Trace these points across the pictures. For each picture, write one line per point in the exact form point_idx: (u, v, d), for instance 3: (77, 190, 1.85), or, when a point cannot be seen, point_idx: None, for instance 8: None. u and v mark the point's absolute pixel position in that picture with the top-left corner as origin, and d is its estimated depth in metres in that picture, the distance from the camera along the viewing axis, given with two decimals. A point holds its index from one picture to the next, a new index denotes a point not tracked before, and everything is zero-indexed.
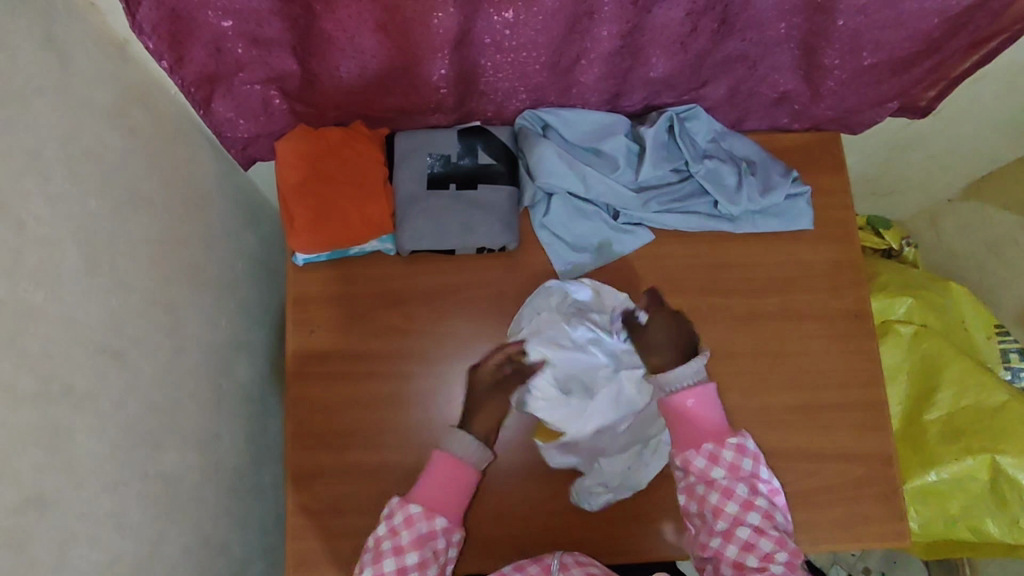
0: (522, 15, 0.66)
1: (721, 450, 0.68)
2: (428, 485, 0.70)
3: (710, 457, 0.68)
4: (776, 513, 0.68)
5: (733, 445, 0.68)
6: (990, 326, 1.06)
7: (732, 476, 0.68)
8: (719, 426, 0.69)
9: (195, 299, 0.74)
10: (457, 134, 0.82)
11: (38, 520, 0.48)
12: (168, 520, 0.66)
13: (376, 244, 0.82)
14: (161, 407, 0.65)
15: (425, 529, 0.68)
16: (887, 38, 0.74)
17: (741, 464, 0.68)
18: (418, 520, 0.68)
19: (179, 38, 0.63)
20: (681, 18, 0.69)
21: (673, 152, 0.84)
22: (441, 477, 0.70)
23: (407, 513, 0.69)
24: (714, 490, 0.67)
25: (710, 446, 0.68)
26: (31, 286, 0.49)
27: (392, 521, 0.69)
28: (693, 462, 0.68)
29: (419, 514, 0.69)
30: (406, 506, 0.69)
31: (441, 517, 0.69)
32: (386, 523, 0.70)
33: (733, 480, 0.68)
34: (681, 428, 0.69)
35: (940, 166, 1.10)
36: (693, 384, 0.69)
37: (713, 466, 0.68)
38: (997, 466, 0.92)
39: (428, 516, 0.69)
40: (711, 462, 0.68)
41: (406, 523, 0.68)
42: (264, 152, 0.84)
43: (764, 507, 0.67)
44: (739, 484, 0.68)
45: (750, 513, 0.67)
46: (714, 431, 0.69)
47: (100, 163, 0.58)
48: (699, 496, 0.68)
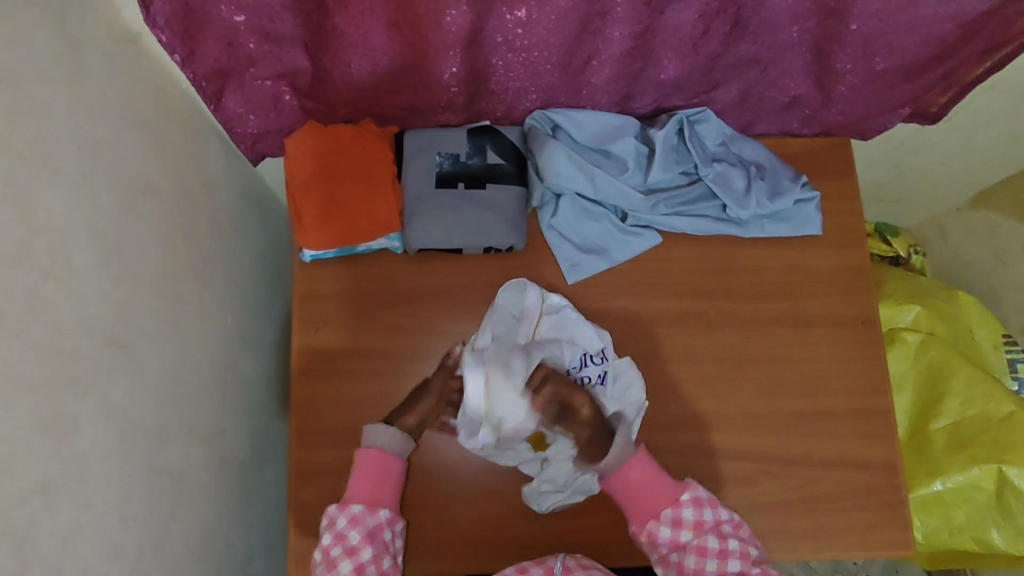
0: (534, 15, 0.66)
1: (680, 512, 0.70)
2: (361, 484, 0.73)
3: (671, 522, 0.70)
4: (750, 547, 0.71)
5: (688, 501, 0.71)
6: (998, 335, 1.05)
7: (697, 532, 0.70)
8: (671, 488, 0.72)
9: (202, 293, 0.74)
10: (466, 134, 0.82)
11: (44, 510, 0.48)
12: (171, 514, 0.66)
13: (383, 242, 0.82)
14: (167, 401, 0.65)
15: (372, 523, 0.71)
16: (900, 44, 0.73)
17: (701, 517, 0.71)
18: (363, 517, 0.71)
19: (192, 32, 0.63)
20: (694, 20, 0.69)
21: (682, 155, 0.84)
22: (378, 471, 0.73)
23: (350, 513, 0.71)
24: (687, 552, 0.69)
25: (669, 511, 0.70)
26: (41, 276, 0.49)
27: (335, 528, 0.71)
28: (658, 533, 0.70)
29: (362, 511, 0.72)
30: (347, 509, 0.72)
31: (383, 509, 0.73)
32: (329, 533, 0.71)
33: (699, 536, 0.70)
34: (634, 505, 0.71)
35: (950, 175, 1.10)
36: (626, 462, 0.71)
37: (676, 530, 0.70)
38: (1003, 477, 0.91)
39: (371, 509, 0.72)
40: (674, 526, 0.70)
41: (352, 524, 0.71)
42: (273, 148, 0.84)
43: (740, 548, 0.70)
44: (707, 537, 0.70)
45: (729, 562, 0.69)
46: (668, 492, 0.71)
47: (111, 155, 0.58)
48: (675, 565, 0.69)
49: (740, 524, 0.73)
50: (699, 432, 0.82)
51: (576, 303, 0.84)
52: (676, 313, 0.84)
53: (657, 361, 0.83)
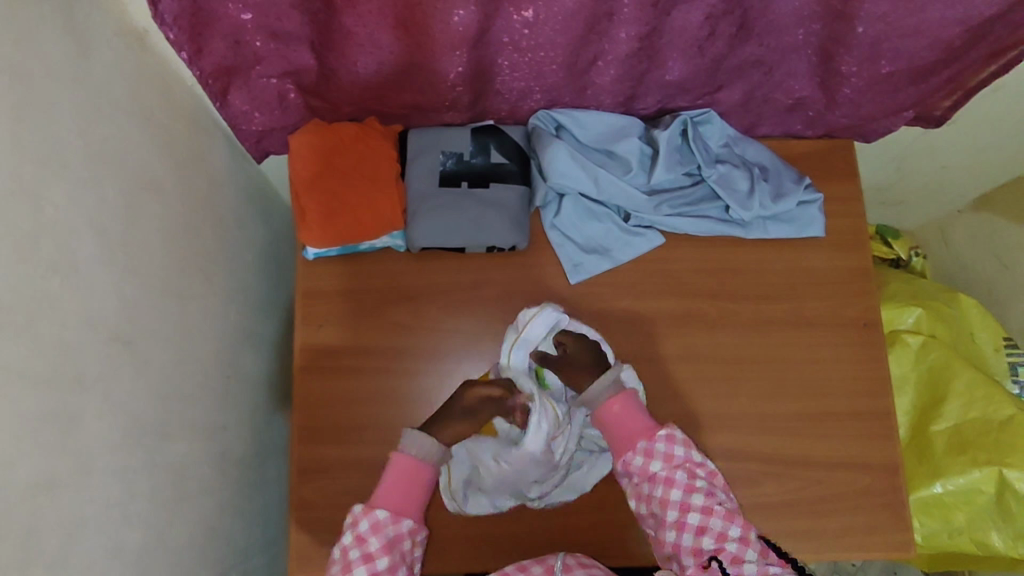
0: (541, 15, 0.66)
1: (653, 443, 0.70)
2: (391, 490, 0.70)
3: (643, 452, 0.70)
4: (722, 492, 0.70)
5: (662, 437, 0.70)
6: (999, 338, 1.05)
7: (668, 466, 0.69)
8: (648, 423, 0.71)
9: (205, 290, 0.74)
10: (470, 132, 0.82)
11: (48, 504, 0.48)
12: (174, 510, 0.66)
13: (386, 240, 0.82)
14: (170, 397, 0.65)
15: (393, 533, 0.69)
16: (906, 48, 0.73)
17: (673, 452, 0.70)
18: (386, 524, 0.69)
19: (200, 30, 0.64)
20: (700, 22, 0.69)
21: (685, 156, 0.84)
22: (410, 480, 0.71)
23: (374, 519, 0.69)
24: (655, 483, 0.69)
25: (643, 442, 0.70)
26: (47, 272, 0.49)
27: (358, 529, 0.69)
28: (630, 461, 0.70)
29: (386, 519, 0.69)
30: (372, 513, 0.69)
31: (407, 519, 0.70)
32: (350, 533, 0.69)
33: (670, 470, 0.69)
34: (612, 435, 0.72)
35: (952, 178, 1.10)
36: (614, 393, 0.73)
37: (647, 460, 0.69)
38: (1004, 480, 0.91)
39: (396, 519, 0.69)
40: (646, 457, 0.70)
41: (374, 529, 0.68)
42: (277, 145, 0.85)
43: (706, 488, 0.69)
44: (677, 472, 0.69)
45: (695, 497, 0.68)
46: (645, 426, 0.71)
47: (117, 151, 0.58)
48: (646, 496, 0.69)
49: (715, 473, 0.72)
50: (700, 432, 0.82)
51: (578, 303, 0.84)
52: (678, 313, 0.84)
53: (658, 361, 0.83)
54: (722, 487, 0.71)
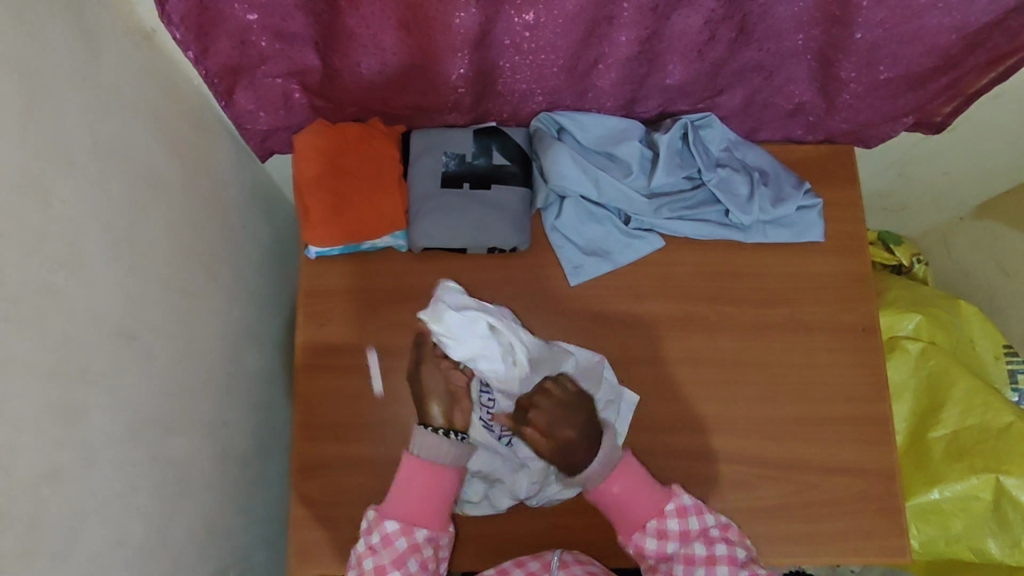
0: (541, 18, 0.67)
1: (664, 522, 0.72)
2: (401, 501, 0.71)
3: (657, 533, 0.71)
4: (738, 550, 0.72)
5: (672, 511, 0.72)
6: (999, 346, 1.06)
7: (683, 541, 0.72)
8: (656, 498, 0.73)
9: (209, 287, 0.75)
10: (472, 134, 0.83)
11: (52, 495, 0.49)
12: (175, 504, 0.66)
13: (389, 240, 0.83)
14: (173, 392, 0.66)
15: (406, 544, 0.70)
16: (904, 54, 0.74)
17: (686, 526, 0.72)
18: (397, 537, 0.70)
19: (205, 30, 0.65)
20: (700, 26, 0.70)
21: (686, 160, 0.84)
22: (416, 489, 0.71)
23: (383, 532, 0.70)
24: (674, 562, 0.71)
25: (654, 523, 0.72)
26: (54, 267, 0.50)
27: (370, 539, 0.70)
28: (644, 545, 0.71)
29: (396, 531, 0.70)
30: (382, 524, 0.70)
31: (422, 529, 0.71)
32: (365, 541, 0.71)
33: (685, 544, 0.72)
34: (620, 518, 0.72)
35: (953, 185, 1.10)
36: (610, 471, 0.73)
37: (662, 541, 0.71)
38: (1000, 487, 0.91)
39: (407, 531, 0.70)
40: (660, 537, 0.71)
41: (385, 542, 0.69)
42: (281, 145, 0.86)
43: (726, 553, 0.71)
44: (693, 545, 0.71)
45: (717, 568, 0.70)
46: (652, 500, 0.72)
47: (125, 148, 0.59)
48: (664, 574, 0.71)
49: (729, 527, 0.74)
50: (698, 435, 0.82)
51: (578, 304, 0.85)
52: (677, 316, 0.85)
53: (656, 363, 0.84)
54: (742, 544, 0.74)
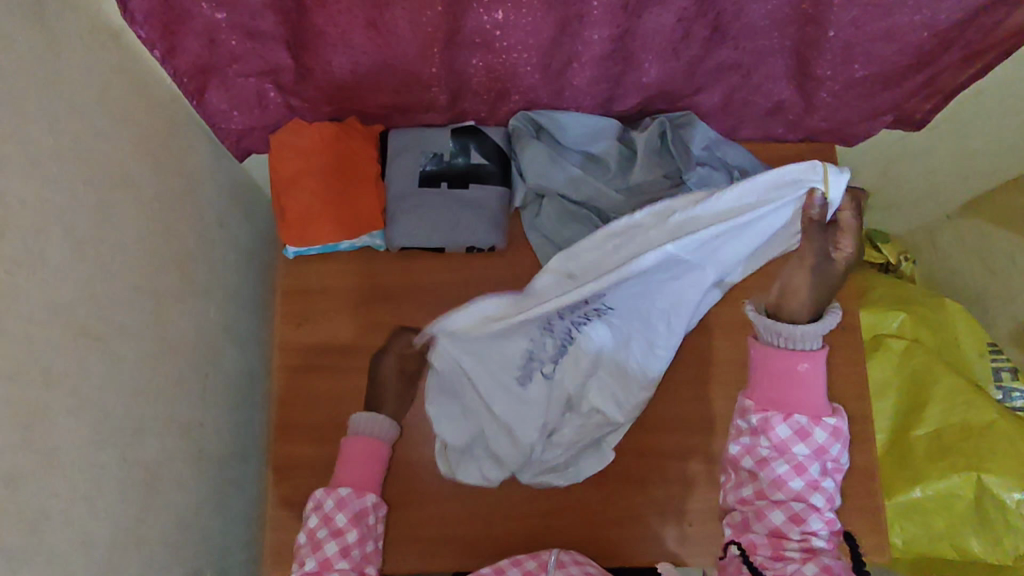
0: (511, 17, 0.66)
1: (812, 427, 0.65)
2: (350, 469, 0.74)
3: (796, 428, 0.65)
4: (836, 496, 0.67)
5: (829, 426, 0.66)
6: (983, 344, 1.05)
7: (813, 454, 0.65)
8: (819, 403, 0.67)
9: (183, 286, 0.75)
10: (450, 133, 0.82)
11: (12, 497, 0.49)
12: (146, 505, 0.66)
13: (366, 240, 0.83)
14: (143, 393, 0.66)
15: (358, 507, 0.73)
16: (879, 52, 0.73)
17: (827, 446, 0.66)
18: (349, 500, 0.72)
19: (172, 29, 0.65)
20: (673, 24, 0.69)
21: (665, 159, 0.83)
22: (365, 458, 0.75)
23: (338, 497, 0.72)
24: (782, 460, 0.65)
25: (802, 419, 0.66)
26: (14, 269, 0.49)
27: (323, 510, 0.72)
28: (774, 426, 0.66)
29: (350, 495, 0.73)
30: (336, 491, 0.73)
31: (371, 493, 0.74)
32: (317, 514, 0.73)
33: (810, 457, 0.65)
34: (777, 387, 0.67)
35: (939, 182, 1.10)
36: (808, 349, 0.67)
37: (796, 438, 0.65)
38: (983, 485, 0.91)
39: (359, 494, 0.73)
40: (797, 434, 0.65)
41: (339, 506, 0.72)
42: (258, 144, 0.85)
43: (829, 490, 0.66)
44: (815, 464, 0.65)
45: (814, 494, 0.65)
46: (812, 404, 0.67)
47: (91, 150, 0.59)
48: (761, 457, 0.66)
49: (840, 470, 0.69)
50: (677, 435, 0.82)
51: None
52: None
53: None
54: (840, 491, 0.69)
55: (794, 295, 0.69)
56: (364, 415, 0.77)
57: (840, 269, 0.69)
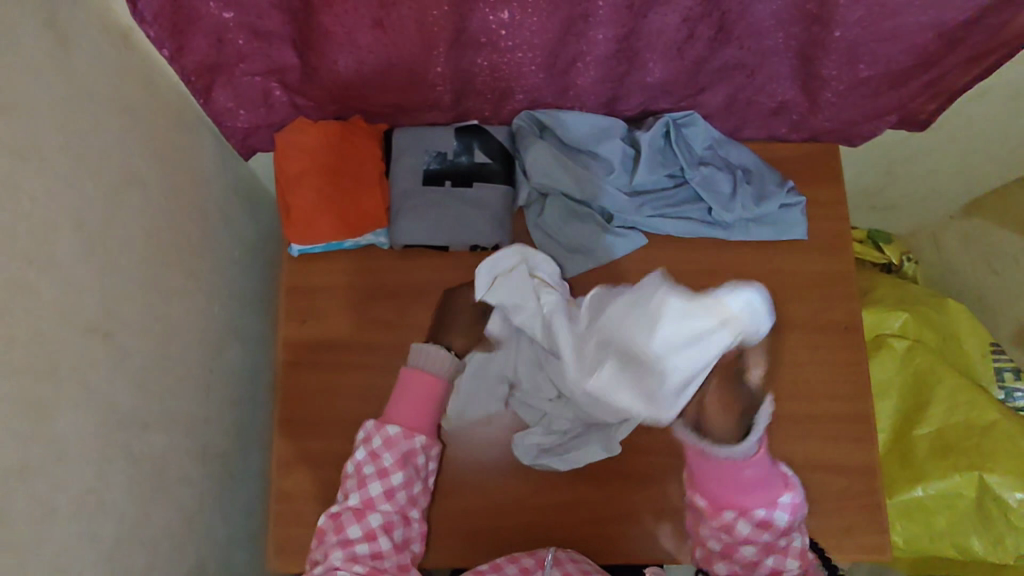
0: (517, 16, 0.67)
1: (773, 514, 0.69)
2: (402, 408, 0.76)
3: (757, 521, 0.68)
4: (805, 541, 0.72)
5: (786, 503, 0.69)
6: (985, 345, 1.05)
7: (779, 534, 0.69)
8: (783, 488, 0.69)
9: (189, 284, 0.75)
10: (455, 132, 0.83)
11: (21, 490, 0.49)
12: (152, 501, 0.67)
13: (370, 238, 0.83)
14: (150, 388, 0.66)
15: (406, 448, 0.74)
16: (883, 52, 0.74)
17: (790, 521, 0.69)
18: (398, 440, 0.74)
19: (180, 28, 0.65)
20: (677, 24, 0.70)
21: (669, 158, 0.84)
22: (419, 397, 0.76)
23: (386, 435, 0.74)
24: (750, 546, 0.69)
25: (762, 511, 0.69)
26: (24, 265, 0.50)
27: (371, 445, 0.74)
28: (738, 528, 0.69)
29: (398, 435, 0.74)
30: (384, 429, 0.75)
31: (421, 436, 0.75)
32: (364, 448, 0.75)
33: (777, 537, 0.69)
34: (726, 487, 0.69)
35: (942, 183, 1.10)
36: (749, 456, 0.67)
37: (760, 530, 0.69)
38: (984, 485, 0.91)
39: (408, 435, 0.74)
40: (758, 526, 0.69)
41: (387, 444, 0.74)
42: (264, 142, 0.86)
43: (799, 546, 0.70)
44: (781, 538, 0.69)
45: (787, 560, 0.69)
46: (769, 491, 0.69)
47: (102, 148, 0.60)
48: (728, 548, 0.70)
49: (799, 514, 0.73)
50: (680, 433, 0.82)
51: None
52: None
53: None
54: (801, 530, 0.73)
55: (714, 416, 0.67)
56: (426, 347, 0.78)
57: (754, 386, 0.66)
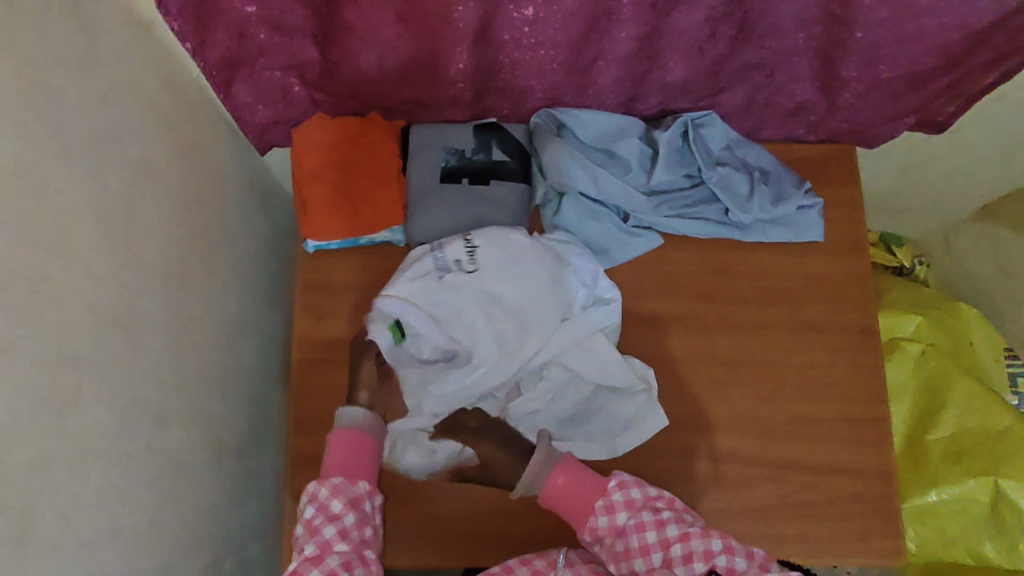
0: (541, 14, 0.66)
1: (608, 497, 0.70)
2: (335, 462, 0.72)
3: (607, 509, 0.70)
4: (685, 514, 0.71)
5: (614, 486, 0.71)
6: (999, 350, 1.05)
7: (631, 510, 0.70)
8: (595, 481, 0.72)
9: (206, 279, 0.75)
10: (472, 129, 0.82)
11: (45, 482, 0.49)
12: (169, 496, 0.66)
13: (386, 235, 0.83)
14: (167, 383, 0.66)
15: (353, 493, 0.71)
16: (906, 53, 0.73)
17: (631, 496, 0.71)
18: (343, 485, 0.70)
19: (204, 21, 0.65)
20: (700, 23, 0.70)
21: (686, 158, 0.84)
22: (351, 448, 0.73)
23: (330, 484, 0.70)
24: (629, 534, 0.68)
25: (602, 500, 0.70)
26: (48, 257, 0.50)
27: (317, 499, 0.69)
28: (596, 525, 0.69)
29: (343, 482, 0.71)
30: (327, 481, 0.71)
31: (364, 481, 0.72)
32: (310, 506, 0.69)
33: (635, 514, 0.69)
34: (570, 508, 0.71)
35: (956, 186, 1.10)
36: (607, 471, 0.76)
37: (612, 515, 0.69)
38: (999, 490, 0.91)
39: (352, 480, 0.71)
40: (610, 512, 0.70)
41: (334, 492, 0.70)
42: (281, 138, 0.86)
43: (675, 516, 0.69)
44: (641, 513, 0.69)
45: (668, 528, 0.68)
46: (593, 487, 0.71)
47: (124, 141, 0.60)
48: (622, 552, 0.68)
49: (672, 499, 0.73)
50: (694, 434, 0.82)
51: None
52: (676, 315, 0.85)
53: (656, 361, 0.84)
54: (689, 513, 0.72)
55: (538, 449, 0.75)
56: (346, 410, 0.76)
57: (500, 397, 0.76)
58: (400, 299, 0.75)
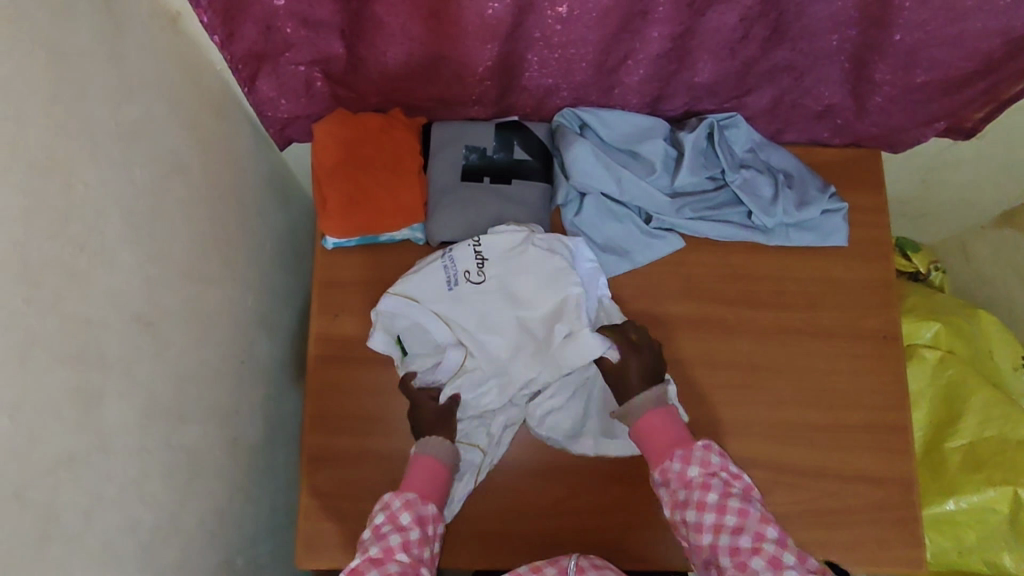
0: (575, 12, 0.65)
1: (690, 453, 0.69)
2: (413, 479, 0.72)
3: (682, 459, 0.68)
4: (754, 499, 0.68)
5: (698, 447, 0.69)
6: (1017, 355, 1.04)
7: (704, 471, 0.68)
8: (681, 436, 0.70)
9: (225, 274, 0.74)
10: (494, 127, 0.82)
11: (69, 479, 0.48)
12: (187, 492, 0.66)
13: (406, 233, 0.81)
14: (188, 379, 0.65)
15: (423, 512, 0.70)
16: (941, 58, 0.72)
17: (709, 460, 0.68)
18: (417, 503, 0.70)
19: (232, 14, 0.64)
20: (734, 24, 0.69)
21: (710, 160, 0.83)
22: (434, 470, 0.72)
23: (404, 497, 0.70)
24: (693, 490, 0.67)
25: (679, 452, 0.69)
26: (76, 251, 0.49)
27: (391, 507, 0.70)
28: (669, 469, 0.68)
29: (418, 499, 0.70)
30: (402, 492, 0.71)
31: (433, 505, 0.71)
32: (383, 512, 0.70)
33: (705, 475, 0.67)
34: (647, 444, 0.70)
35: (977, 192, 1.08)
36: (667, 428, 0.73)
37: (686, 466, 0.68)
38: (1018, 501, 0.90)
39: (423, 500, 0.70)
40: (685, 463, 0.68)
41: (407, 504, 0.69)
42: (301, 133, 0.85)
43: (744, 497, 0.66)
44: (712, 478, 0.67)
45: (731, 501, 0.66)
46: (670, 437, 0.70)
47: (151, 134, 0.59)
48: (682, 502, 0.67)
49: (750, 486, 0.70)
50: (712, 438, 0.81)
51: None
52: (694, 318, 0.84)
53: (675, 364, 0.83)
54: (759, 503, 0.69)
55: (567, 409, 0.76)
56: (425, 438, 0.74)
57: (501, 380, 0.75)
58: (396, 298, 0.77)
